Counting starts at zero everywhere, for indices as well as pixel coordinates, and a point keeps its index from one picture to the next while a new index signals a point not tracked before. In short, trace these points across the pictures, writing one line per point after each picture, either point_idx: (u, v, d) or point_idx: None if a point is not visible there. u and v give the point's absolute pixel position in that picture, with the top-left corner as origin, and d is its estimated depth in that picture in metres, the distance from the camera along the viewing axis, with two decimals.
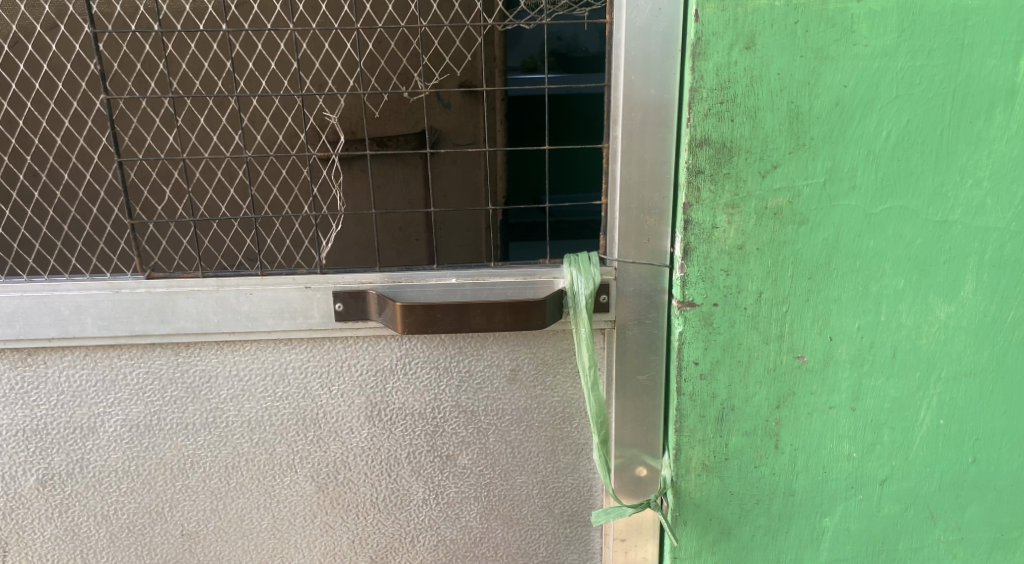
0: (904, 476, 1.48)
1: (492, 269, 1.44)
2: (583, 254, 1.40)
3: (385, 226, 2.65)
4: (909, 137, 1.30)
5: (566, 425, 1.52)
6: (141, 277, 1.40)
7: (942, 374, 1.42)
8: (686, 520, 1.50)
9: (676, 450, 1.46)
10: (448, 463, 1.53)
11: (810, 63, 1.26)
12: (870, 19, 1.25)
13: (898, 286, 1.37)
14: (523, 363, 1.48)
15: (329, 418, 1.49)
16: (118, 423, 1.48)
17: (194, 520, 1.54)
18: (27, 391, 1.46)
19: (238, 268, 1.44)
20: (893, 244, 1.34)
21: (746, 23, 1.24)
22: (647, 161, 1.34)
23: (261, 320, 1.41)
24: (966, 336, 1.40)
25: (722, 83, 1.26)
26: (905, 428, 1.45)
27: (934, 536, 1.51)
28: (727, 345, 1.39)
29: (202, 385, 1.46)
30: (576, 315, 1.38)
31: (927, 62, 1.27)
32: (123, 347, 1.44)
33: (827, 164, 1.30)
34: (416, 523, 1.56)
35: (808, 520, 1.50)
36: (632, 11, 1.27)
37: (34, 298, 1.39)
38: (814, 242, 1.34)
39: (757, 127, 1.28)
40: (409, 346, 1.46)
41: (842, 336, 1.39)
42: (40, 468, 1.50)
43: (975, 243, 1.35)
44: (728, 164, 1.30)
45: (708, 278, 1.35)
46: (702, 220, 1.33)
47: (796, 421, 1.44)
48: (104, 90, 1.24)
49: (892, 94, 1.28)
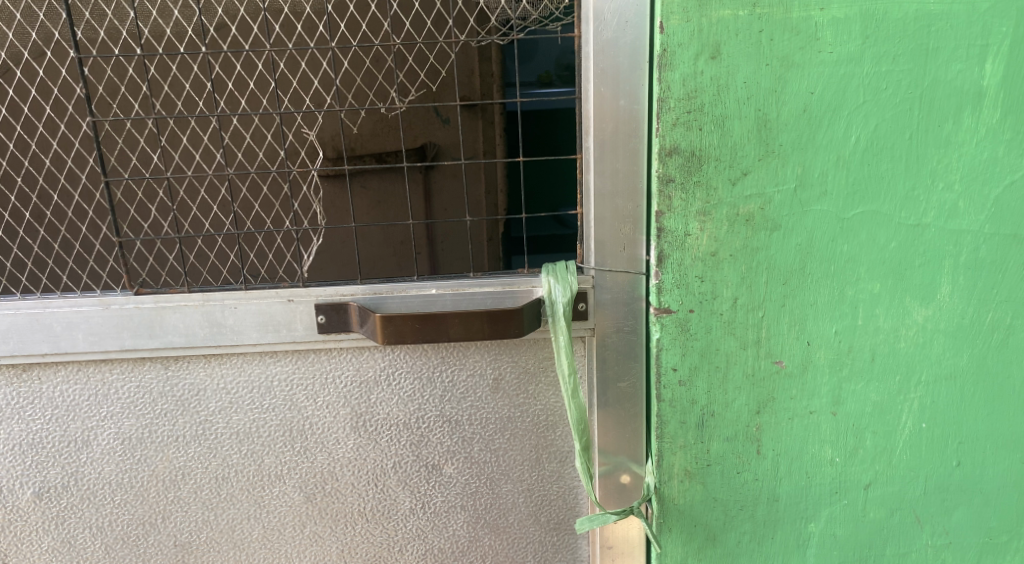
0: (889, 480, 1.48)
1: (471, 279, 1.46)
2: (560, 263, 1.41)
3: (383, 240, 2.71)
4: (878, 143, 1.31)
5: (549, 433, 1.54)
6: (129, 292, 1.44)
7: (923, 377, 1.42)
8: (671, 527, 1.50)
9: (658, 456, 1.46)
10: (434, 472, 1.54)
11: (776, 71, 1.27)
12: (834, 26, 1.26)
13: (874, 290, 1.37)
14: (505, 371, 1.50)
15: (315, 429, 1.52)
16: (110, 437, 1.51)
17: (187, 531, 1.57)
18: (22, 405, 1.50)
19: (224, 282, 1.47)
20: (867, 247, 1.35)
21: (710, 33, 1.26)
22: (619, 170, 1.36)
23: (247, 333, 1.45)
24: (945, 338, 1.40)
25: (690, 92, 1.28)
26: (887, 432, 1.45)
27: (922, 541, 1.50)
28: (704, 351, 1.40)
29: (191, 398, 1.50)
30: (555, 323, 1.39)
31: (893, 68, 1.28)
32: (114, 362, 1.47)
33: (797, 170, 1.31)
34: (404, 531, 1.58)
35: (793, 526, 1.50)
36: (599, 23, 1.29)
37: (27, 315, 1.43)
38: (788, 248, 1.35)
39: (726, 135, 1.30)
40: (391, 357, 1.48)
41: (820, 340, 1.40)
42: (36, 481, 1.53)
43: (950, 245, 1.35)
44: (699, 172, 1.32)
45: (683, 285, 1.37)
46: (674, 228, 1.34)
47: (776, 426, 1.45)
48: (89, 113, 1.28)
49: (859, 100, 1.29)
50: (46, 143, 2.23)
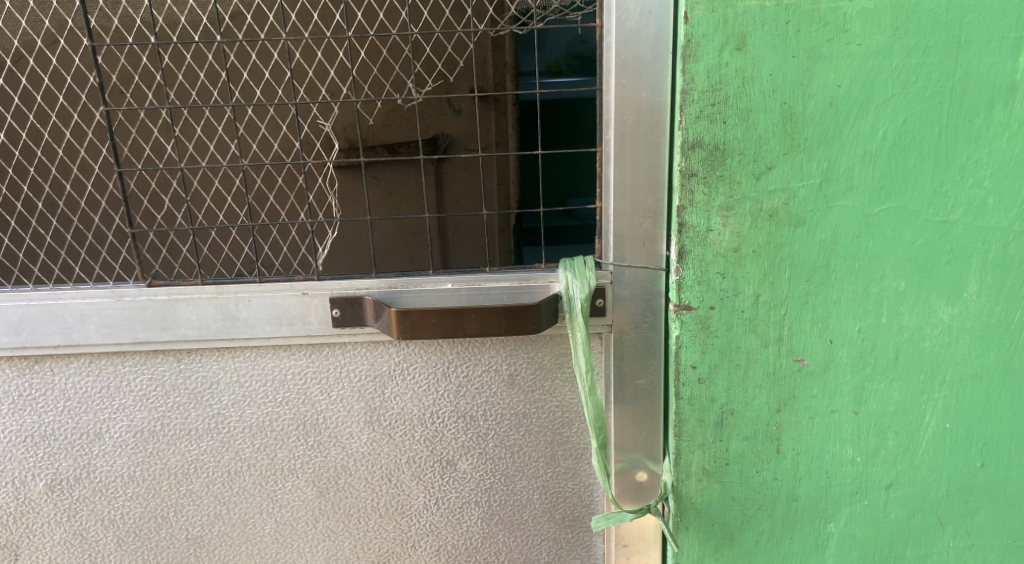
0: (911, 481, 1.45)
1: (487, 273, 1.44)
2: (579, 258, 1.39)
3: (395, 233, 2.70)
4: (906, 137, 1.28)
5: (565, 430, 1.51)
6: (142, 284, 1.42)
7: (948, 376, 1.39)
8: (688, 526, 1.49)
9: (675, 454, 1.44)
10: (449, 468, 1.53)
11: (803, 64, 1.24)
12: (863, 18, 1.23)
13: (899, 287, 1.35)
14: (521, 368, 1.48)
15: (328, 423, 1.50)
16: (123, 429, 1.50)
17: (199, 525, 1.56)
18: (35, 397, 1.49)
19: (238, 274, 1.45)
20: (892, 244, 1.32)
21: (736, 24, 1.23)
22: (640, 163, 1.33)
23: (260, 326, 1.43)
24: (971, 337, 1.37)
25: (714, 84, 1.25)
26: (910, 432, 1.43)
27: (944, 543, 1.48)
28: (724, 349, 1.38)
29: (203, 392, 1.48)
30: (572, 319, 1.37)
31: (922, 60, 1.25)
32: (127, 354, 1.46)
33: (823, 165, 1.29)
34: (418, 527, 1.56)
35: (812, 526, 1.48)
36: (622, 13, 1.27)
37: (39, 306, 1.42)
38: (811, 244, 1.32)
39: (751, 128, 1.27)
40: (405, 352, 1.46)
41: (843, 338, 1.37)
42: (48, 473, 1.52)
43: (978, 243, 1.32)
44: (722, 166, 1.29)
45: (704, 282, 1.34)
46: (696, 223, 1.32)
47: (797, 425, 1.42)
48: (103, 102, 1.24)
49: (887, 94, 1.26)
50: (58, 133, 2.22)
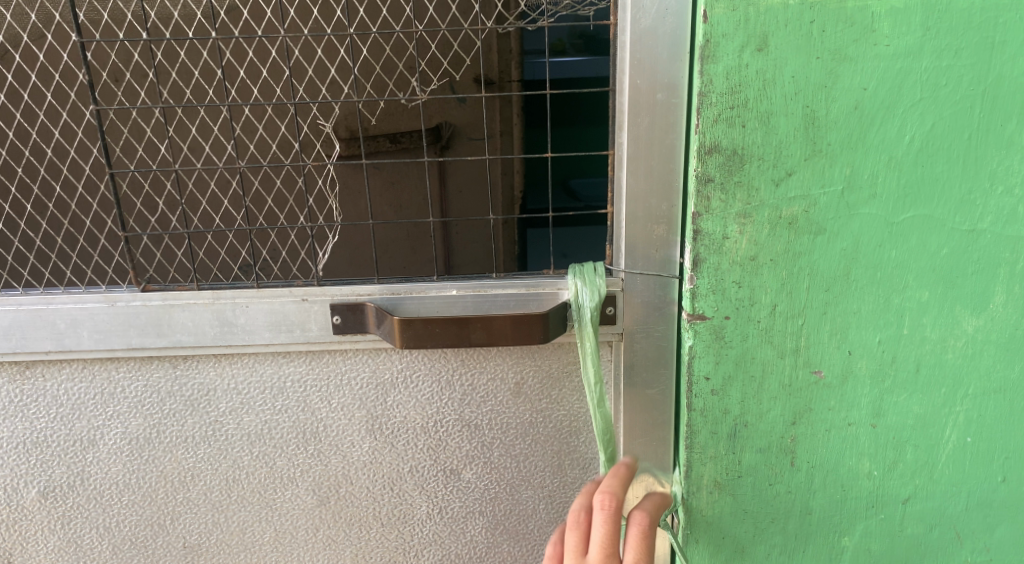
0: (929, 495, 1.41)
1: (494, 279, 1.38)
2: (588, 265, 1.34)
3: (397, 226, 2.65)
4: (934, 142, 1.22)
5: (573, 440, 1.47)
6: (136, 289, 1.37)
7: (971, 390, 1.35)
8: (698, 538, 1.44)
9: (686, 466, 1.40)
10: (452, 477, 1.49)
11: (827, 65, 1.18)
12: (892, 17, 1.17)
13: (922, 298, 1.29)
14: (528, 376, 1.43)
15: (329, 431, 1.46)
16: (117, 436, 1.46)
17: (196, 533, 1.52)
18: (26, 403, 1.44)
19: (235, 279, 1.40)
20: (917, 253, 1.27)
21: (758, 23, 1.17)
22: (654, 168, 1.28)
23: (259, 333, 1.38)
24: (997, 350, 1.32)
25: (733, 86, 1.19)
26: (929, 446, 1.38)
27: (961, 558, 1.44)
28: (739, 360, 1.33)
29: (200, 398, 1.44)
30: (581, 328, 1.32)
31: (954, 62, 1.19)
32: (121, 360, 1.42)
33: (846, 170, 1.23)
34: (420, 537, 1.53)
35: (826, 540, 1.44)
36: (636, 11, 1.21)
37: (29, 311, 1.37)
38: (832, 253, 1.27)
39: (771, 133, 1.21)
40: (408, 359, 1.41)
41: (862, 350, 1.32)
42: (41, 481, 1.49)
43: (1006, 253, 1.27)
44: (740, 172, 1.23)
45: (719, 291, 1.29)
46: (712, 230, 1.26)
47: (813, 437, 1.38)
48: (93, 102, 1.18)
49: (915, 97, 1.20)
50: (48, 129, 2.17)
